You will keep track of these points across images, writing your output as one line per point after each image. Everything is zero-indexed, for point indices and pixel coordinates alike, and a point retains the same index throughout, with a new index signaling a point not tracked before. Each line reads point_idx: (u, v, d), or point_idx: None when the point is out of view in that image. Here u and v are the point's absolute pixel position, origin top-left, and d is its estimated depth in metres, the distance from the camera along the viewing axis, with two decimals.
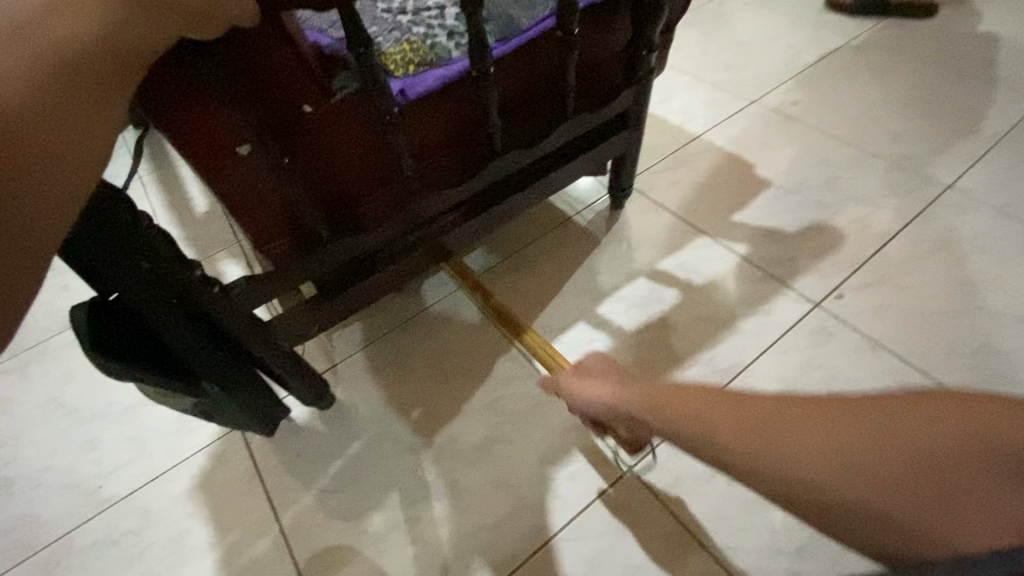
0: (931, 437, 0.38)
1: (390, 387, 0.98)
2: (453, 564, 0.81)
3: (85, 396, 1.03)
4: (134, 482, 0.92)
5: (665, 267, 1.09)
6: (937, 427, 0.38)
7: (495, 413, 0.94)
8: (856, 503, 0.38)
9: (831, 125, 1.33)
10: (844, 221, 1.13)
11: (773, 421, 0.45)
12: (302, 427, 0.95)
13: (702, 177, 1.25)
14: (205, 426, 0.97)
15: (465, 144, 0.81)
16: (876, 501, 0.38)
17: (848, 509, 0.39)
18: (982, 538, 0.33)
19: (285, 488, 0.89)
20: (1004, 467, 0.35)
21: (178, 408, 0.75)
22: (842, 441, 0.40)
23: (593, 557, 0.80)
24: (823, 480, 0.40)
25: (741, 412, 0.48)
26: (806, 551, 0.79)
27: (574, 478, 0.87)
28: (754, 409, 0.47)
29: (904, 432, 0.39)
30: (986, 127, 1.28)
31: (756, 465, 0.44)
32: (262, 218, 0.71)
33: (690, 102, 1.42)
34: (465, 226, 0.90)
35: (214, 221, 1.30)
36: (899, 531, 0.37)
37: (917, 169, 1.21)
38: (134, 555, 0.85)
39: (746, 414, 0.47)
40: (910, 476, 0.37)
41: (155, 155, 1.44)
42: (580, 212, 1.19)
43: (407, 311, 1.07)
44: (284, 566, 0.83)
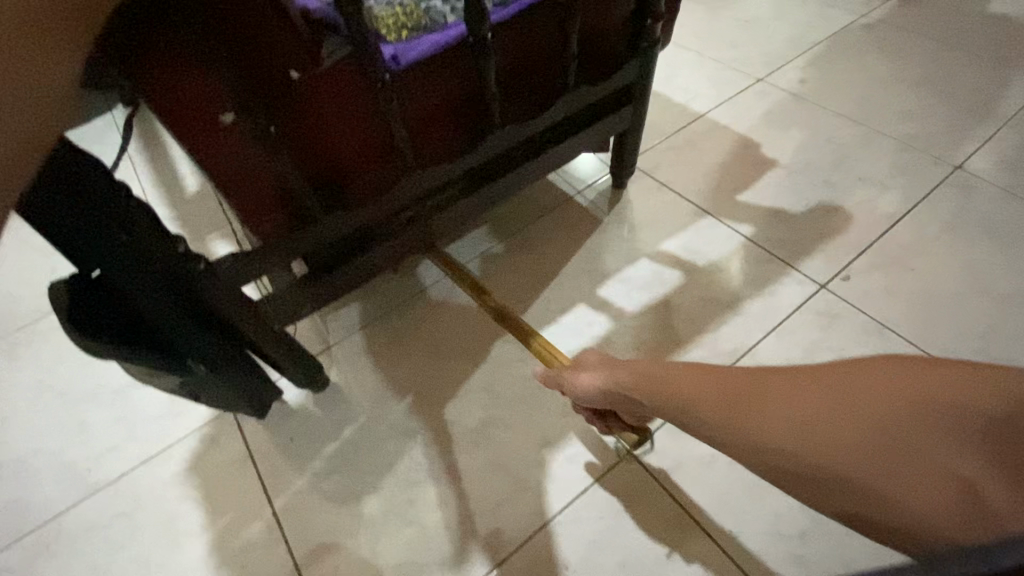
0: (880, 400, 0.39)
1: (385, 369, 0.96)
2: (449, 548, 0.80)
3: (75, 378, 1.00)
4: (124, 465, 0.90)
5: (668, 248, 1.07)
6: (885, 390, 0.39)
7: (493, 396, 0.92)
8: (812, 467, 0.40)
9: (840, 104, 1.29)
10: (852, 202, 1.11)
11: (747, 395, 0.46)
12: (295, 410, 0.93)
13: (706, 157, 1.21)
14: (197, 409, 0.95)
15: (461, 117, 0.78)
16: (828, 465, 0.39)
17: (807, 474, 0.40)
18: (922, 502, 0.35)
19: (278, 471, 0.88)
20: (950, 429, 0.36)
21: (165, 389, 0.73)
22: (825, 416, 0.40)
23: (592, 540, 0.79)
24: (785, 447, 0.41)
25: (722, 388, 0.49)
26: (809, 536, 0.77)
27: (573, 461, 0.85)
28: (733, 385, 0.48)
29: (856, 397, 0.40)
30: (999, 106, 1.24)
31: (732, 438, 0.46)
32: (250, 192, 0.68)
33: (694, 80, 1.39)
34: (461, 203, 0.88)
35: (206, 201, 1.27)
36: (868, 505, 0.37)
37: (927, 149, 1.18)
38: (125, 537, 0.84)
39: (736, 391, 0.47)
40: (862, 439, 0.38)
41: (146, 133, 1.41)
42: (581, 192, 1.16)
43: (404, 293, 1.05)
44: (277, 550, 0.81)
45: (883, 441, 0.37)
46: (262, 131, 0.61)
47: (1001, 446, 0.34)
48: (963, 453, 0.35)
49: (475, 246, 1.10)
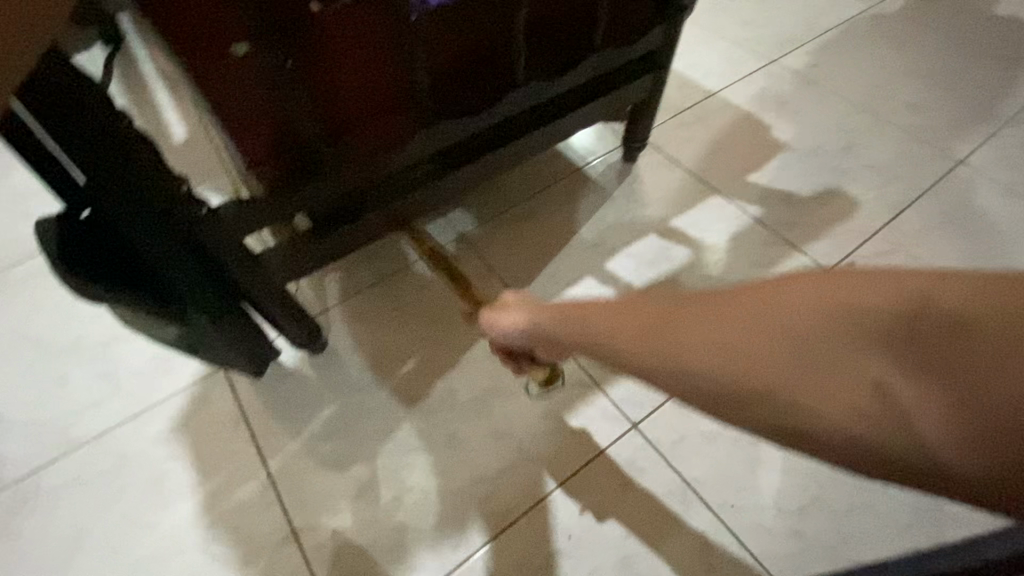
0: (783, 321, 0.29)
1: (387, 335, 0.93)
2: (449, 515, 0.79)
3: (54, 328, 0.95)
4: (109, 420, 0.86)
5: (677, 225, 1.05)
6: (859, 352, 0.26)
7: (495, 365, 0.90)
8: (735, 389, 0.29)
9: (849, 91, 1.29)
10: (859, 189, 1.11)
11: (741, 318, 0.30)
12: (291, 371, 0.90)
13: (717, 135, 1.20)
14: (186, 366, 0.91)
15: (484, 71, 0.74)
16: (725, 375, 0.29)
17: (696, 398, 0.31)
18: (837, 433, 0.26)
19: (272, 433, 0.85)
20: (814, 365, 0.27)
21: (161, 340, 0.69)
22: (760, 347, 0.29)
23: (593, 511, 0.78)
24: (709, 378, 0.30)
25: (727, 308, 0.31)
26: (806, 512, 0.78)
27: (576, 432, 0.84)
28: (729, 314, 0.30)
29: (835, 352, 0.27)
30: (1004, 104, 1.26)
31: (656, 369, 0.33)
32: (258, 134, 0.64)
33: (708, 58, 1.36)
34: (473, 166, 0.83)
35: (197, 150, 1.21)
36: (806, 421, 0.27)
37: (933, 141, 1.19)
38: (110, 495, 0.80)
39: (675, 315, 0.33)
40: (804, 349, 0.28)
41: (127, 76, 1.31)
42: (590, 163, 1.13)
43: (395, 264, 1.01)
44: (270, 512, 0.79)
45: (801, 370, 0.27)
46: None
47: (919, 344, 0.25)
48: (872, 367, 0.26)
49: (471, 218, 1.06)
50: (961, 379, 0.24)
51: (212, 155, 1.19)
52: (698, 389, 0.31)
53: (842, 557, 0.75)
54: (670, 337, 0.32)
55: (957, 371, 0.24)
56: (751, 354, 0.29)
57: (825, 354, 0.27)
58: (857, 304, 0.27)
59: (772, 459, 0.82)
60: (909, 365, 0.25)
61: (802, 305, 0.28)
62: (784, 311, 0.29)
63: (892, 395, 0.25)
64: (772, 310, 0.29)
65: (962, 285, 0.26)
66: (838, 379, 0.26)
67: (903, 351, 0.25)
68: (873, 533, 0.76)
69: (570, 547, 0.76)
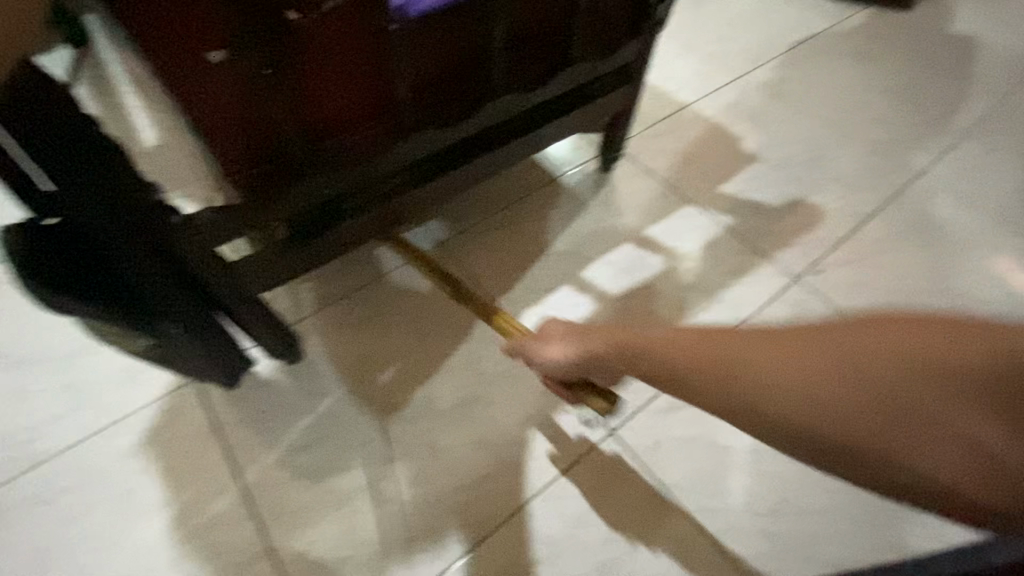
0: (881, 363, 0.38)
1: (365, 344, 0.93)
2: (429, 524, 0.78)
3: (15, 340, 0.91)
4: (74, 435, 0.83)
5: (652, 234, 1.08)
6: (935, 397, 0.36)
7: (474, 373, 0.90)
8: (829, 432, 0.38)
9: (815, 104, 1.34)
10: (825, 200, 1.15)
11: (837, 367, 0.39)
12: (266, 381, 0.88)
13: (690, 146, 1.23)
14: (156, 377, 0.88)
15: (465, 82, 0.75)
16: (828, 411, 0.38)
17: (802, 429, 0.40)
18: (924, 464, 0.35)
19: (247, 445, 0.83)
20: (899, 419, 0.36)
21: (130, 350, 0.68)
22: (843, 389, 0.38)
23: (572, 518, 0.79)
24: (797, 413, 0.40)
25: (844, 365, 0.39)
26: (778, 513, 0.80)
27: (555, 439, 0.85)
28: (862, 375, 0.38)
29: (928, 401, 0.36)
30: (957, 119, 1.32)
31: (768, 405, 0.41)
32: (235, 139, 0.64)
33: (681, 70, 1.40)
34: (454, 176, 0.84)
35: (168, 156, 1.19)
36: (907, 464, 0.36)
37: (893, 154, 1.24)
38: (75, 512, 0.77)
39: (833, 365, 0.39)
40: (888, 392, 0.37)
41: (93, 77, 1.27)
42: (568, 172, 1.15)
43: (372, 272, 1.00)
44: (245, 525, 0.77)
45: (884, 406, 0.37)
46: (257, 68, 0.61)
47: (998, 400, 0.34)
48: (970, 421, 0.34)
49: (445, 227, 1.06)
50: (1007, 416, 0.33)
51: (184, 161, 1.18)
52: (789, 424, 0.40)
53: (812, 557, 0.77)
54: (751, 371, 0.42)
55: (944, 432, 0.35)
56: (847, 379, 0.38)
57: (916, 404, 0.36)
58: (916, 356, 0.37)
59: (745, 461, 0.83)
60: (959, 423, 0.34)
61: (876, 355, 0.38)
62: (835, 352, 0.39)
63: (981, 445, 0.34)
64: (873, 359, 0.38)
65: (983, 342, 0.35)
66: (946, 428, 0.35)
67: (984, 403, 0.34)
68: (842, 532, 0.79)
69: (548, 554, 0.77)
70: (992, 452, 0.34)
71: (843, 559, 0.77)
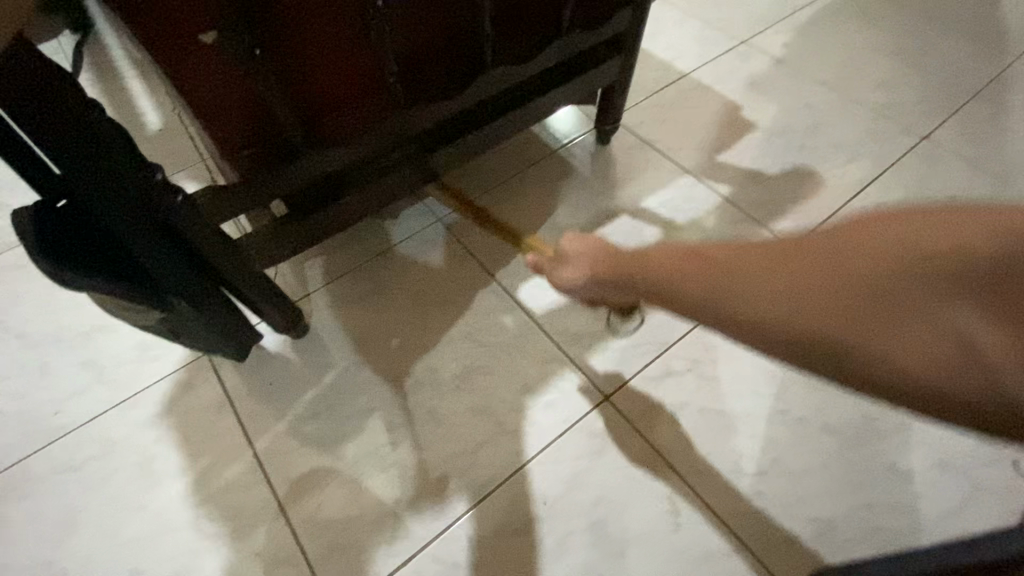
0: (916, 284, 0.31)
1: (369, 317, 0.96)
2: (431, 487, 0.82)
3: (36, 320, 0.96)
4: (95, 408, 0.88)
5: (649, 205, 1.08)
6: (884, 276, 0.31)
7: (474, 344, 0.93)
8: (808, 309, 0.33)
9: (820, 70, 1.32)
10: (825, 167, 1.14)
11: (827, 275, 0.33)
12: (274, 355, 0.92)
13: (689, 117, 1.22)
14: (169, 353, 0.92)
15: (453, 56, 0.76)
16: (814, 298, 0.33)
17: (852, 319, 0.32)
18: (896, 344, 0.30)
19: (257, 415, 0.87)
20: (896, 299, 0.31)
21: (141, 325, 0.71)
22: (848, 270, 0.32)
23: (568, 478, 0.82)
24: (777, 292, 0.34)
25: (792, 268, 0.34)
26: (768, 473, 0.82)
27: (551, 406, 0.88)
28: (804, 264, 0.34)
29: (868, 292, 0.31)
30: (967, 80, 1.29)
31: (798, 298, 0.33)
32: (231, 120, 0.66)
33: (680, 38, 1.38)
34: (447, 149, 0.85)
35: (174, 137, 1.22)
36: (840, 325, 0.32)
37: (898, 119, 1.22)
38: (100, 479, 0.82)
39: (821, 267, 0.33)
40: (875, 289, 0.31)
41: (99, 69, 1.31)
42: (565, 146, 1.15)
43: (375, 248, 1.03)
44: (258, 489, 0.82)
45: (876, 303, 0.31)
46: (248, 52, 0.60)
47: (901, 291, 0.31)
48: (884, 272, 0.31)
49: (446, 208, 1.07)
50: (921, 309, 0.30)
51: (189, 143, 1.20)
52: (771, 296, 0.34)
53: (801, 515, 0.80)
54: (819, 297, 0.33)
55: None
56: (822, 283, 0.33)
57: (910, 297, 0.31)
58: (866, 285, 0.31)
59: (735, 425, 0.86)
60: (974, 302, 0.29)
61: (883, 250, 0.32)
62: (860, 272, 0.32)
63: (954, 325, 0.30)
64: (865, 251, 0.32)
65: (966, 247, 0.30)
66: (874, 301, 0.31)
67: (953, 290, 0.30)
68: (832, 490, 0.81)
69: (545, 513, 0.80)
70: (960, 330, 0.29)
71: (832, 517, 0.80)
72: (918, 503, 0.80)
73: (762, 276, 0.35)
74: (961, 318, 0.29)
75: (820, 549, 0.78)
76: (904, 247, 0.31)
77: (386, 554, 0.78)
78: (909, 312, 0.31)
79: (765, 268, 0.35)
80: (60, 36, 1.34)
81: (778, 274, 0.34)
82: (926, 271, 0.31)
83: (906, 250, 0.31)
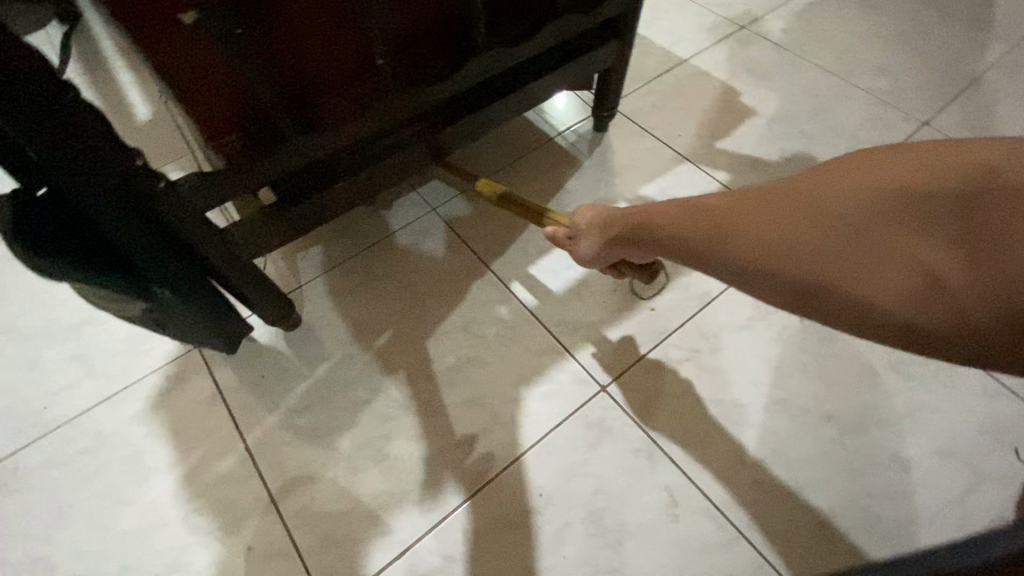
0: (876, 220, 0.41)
1: (363, 309, 0.94)
2: (425, 479, 0.81)
3: (24, 313, 0.95)
4: (84, 402, 0.86)
5: (647, 193, 1.06)
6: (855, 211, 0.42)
7: (469, 335, 0.92)
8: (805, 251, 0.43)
9: (820, 56, 1.29)
10: (826, 154, 1.12)
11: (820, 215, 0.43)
12: (266, 347, 0.91)
13: (687, 104, 1.20)
14: (160, 345, 0.91)
15: (442, 40, 0.76)
16: (813, 244, 0.43)
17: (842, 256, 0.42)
18: (875, 283, 0.40)
19: (250, 408, 0.86)
20: (870, 235, 0.41)
21: (127, 315, 0.69)
22: (841, 216, 0.42)
23: (565, 470, 0.81)
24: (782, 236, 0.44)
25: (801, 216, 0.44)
26: (767, 463, 0.81)
27: (548, 397, 0.86)
28: (811, 212, 0.44)
29: (857, 230, 0.42)
30: (969, 65, 1.27)
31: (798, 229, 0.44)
32: (215, 105, 0.64)
33: (679, 24, 1.36)
34: (441, 135, 0.83)
35: (163, 128, 1.20)
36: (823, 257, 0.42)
37: (900, 105, 1.20)
38: (89, 473, 0.81)
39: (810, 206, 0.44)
40: (859, 230, 0.42)
41: (88, 59, 1.29)
42: (562, 133, 1.13)
43: (369, 238, 1.01)
44: (250, 482, 0.80)
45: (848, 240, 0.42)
46: (228, 32, 0.60)
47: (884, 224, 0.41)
48: (862, 214, 0.42)
49: (439, 195, 1.06)
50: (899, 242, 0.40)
51: (179, 134, 1.18)
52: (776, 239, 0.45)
53: (801, 505, 0.79)
54: (811, 239, 0.43)
55: (990, 259, 0.37)
56: (816, 224, 0.43)
57: (877, 230, 0.41)
58: (850, 223, 0.42)
59: (734, 415, 0.85)
60: (941, 240, 0.39)
61: (854, 196, 0.42)
62: (847, 213, 0.42)
63: (937, 276, 0.38)
64: (856, 200, 0.42)
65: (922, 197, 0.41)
66: (856, 239, 0.41)
67: (927, 230, 0.40)
68: (832, 480, 0.80)
69: (542, 505, 0.79)
70: (924, 265, 0.39)
71: (833, 507, 0.78)
72: (919, 492, 0.79)
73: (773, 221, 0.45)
74: (925, 250, 0.39)
75: (821, 539, 0.76)
76: (887, 192, 0.42)
77: (380, 547, 0.77)
78: (879, 248, 0.41)
79: (767, 211, 0.46)
80: (47, 26, 1.32)
81: (786, 218, 0.45)
82: (888, 213, 0.41)
83: (889, 197, 0.42)
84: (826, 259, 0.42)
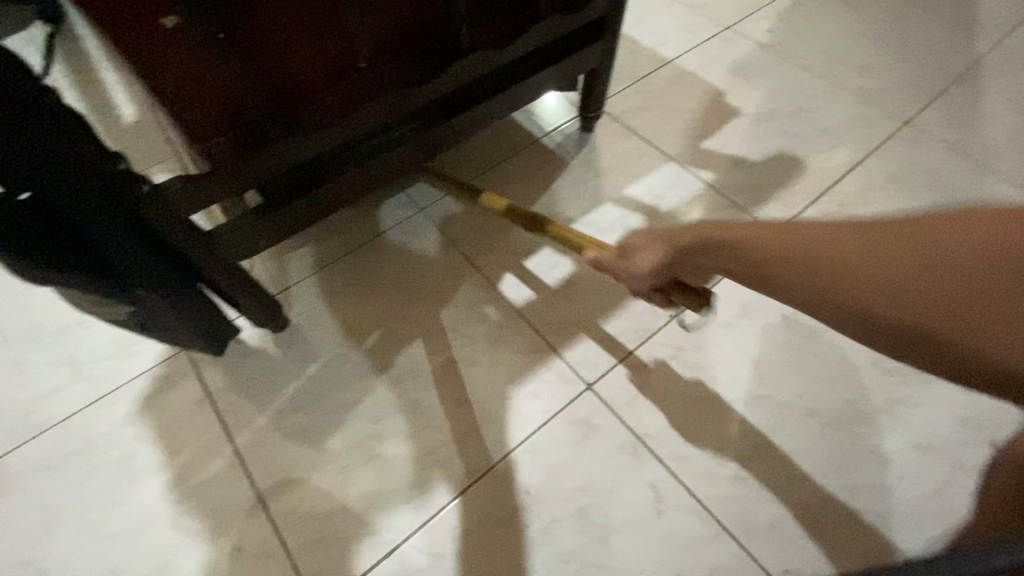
0: (970, 266, 0.37)
1: (352, 309, 0.95)
2: (414, 479, 0.81)
3: (9, 317, 0.94)
4: (71, 406, 0.86)
5: (633, 193, 1.07)
6: (962, 251, 0.38)
7: (457, 335, 0.92)
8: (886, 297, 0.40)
9: (804, 56, 1.31)
10: (809, 153, 1.14)
11: (920, 259, 0.39)
12: (255, 349, 0.91)
13: (673, 104, 1.21)
14: (147, 348, 0.91)
15: (427, 41, 0.77)
16: (900, 291, 0.40)
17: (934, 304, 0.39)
18: (980, 337, 0.37)
19: (238, 410, 0.86)
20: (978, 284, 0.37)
21: (112, 318, 0.70)
22: (939, 260, 0.38)
23: (553, 467, 0.82)
24: (857, 290, 0.41)
25: (887, 254, 0.40)
26: (751, 459, 0.83)
27: (536, 395, 0.87)
28: (901, 249, 0.40)
29: (965, 272, 0.37)
30: (949, 64, 1.29)
31: (890, 284, 0.40)
32: (200, 107, 0.65)
33: (665, 24, 1.37)
34: (425, 137, 0.84)
35: (149, 130, 1.19)
36: (918, 310, 0.39)
37: (881, 104, 1.22)
38: (77, 477, 0.81)
39: (898, 250, 0.40)
40: (958, 281, 0.38)
41: (72, 60, 1.28)
42: (549, 134, 1.14)
43: (358, 239, 1.01)
44: (239, 484, 0.81)
45: (956, 294, 0.38)
46: (211, 36, 0.62)
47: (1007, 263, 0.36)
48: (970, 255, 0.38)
49: (427, 195, 1.06)
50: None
51: (165, 136, 1.18)
52: (857, 283, 0.41)
53: (784, 499, 0.80)
54: (900, 289, 0.39)
55: None
56: (910, 264, 0.39)
57: (1000, 280, 0.36)
58: (956, 266, 0.38)
59: (719, 411, 0.86)
60: None
61: (978, 240, 0.37)
62: (954, 256, 0.38)
63: None
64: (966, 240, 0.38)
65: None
66: (966, 283, 0.37)
67: None
68: (813, 474, 0.82)
69: (530, 503, 0.80)
70: None
71: (815, 501, 0.80)
72: (899, 486, 0.81)
73: (849, 251, 0.42)
74: None
75: (803, 532, 0.78)
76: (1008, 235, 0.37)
77: (370, 547, 0.77)
78: (997, 301, 0.37)
79: (846, 252, 0.42)
80: (31, 27, 1.31)
81: (867, 251, 0.41)
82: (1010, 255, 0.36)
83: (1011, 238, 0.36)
84: (922, 307, 0.39)
